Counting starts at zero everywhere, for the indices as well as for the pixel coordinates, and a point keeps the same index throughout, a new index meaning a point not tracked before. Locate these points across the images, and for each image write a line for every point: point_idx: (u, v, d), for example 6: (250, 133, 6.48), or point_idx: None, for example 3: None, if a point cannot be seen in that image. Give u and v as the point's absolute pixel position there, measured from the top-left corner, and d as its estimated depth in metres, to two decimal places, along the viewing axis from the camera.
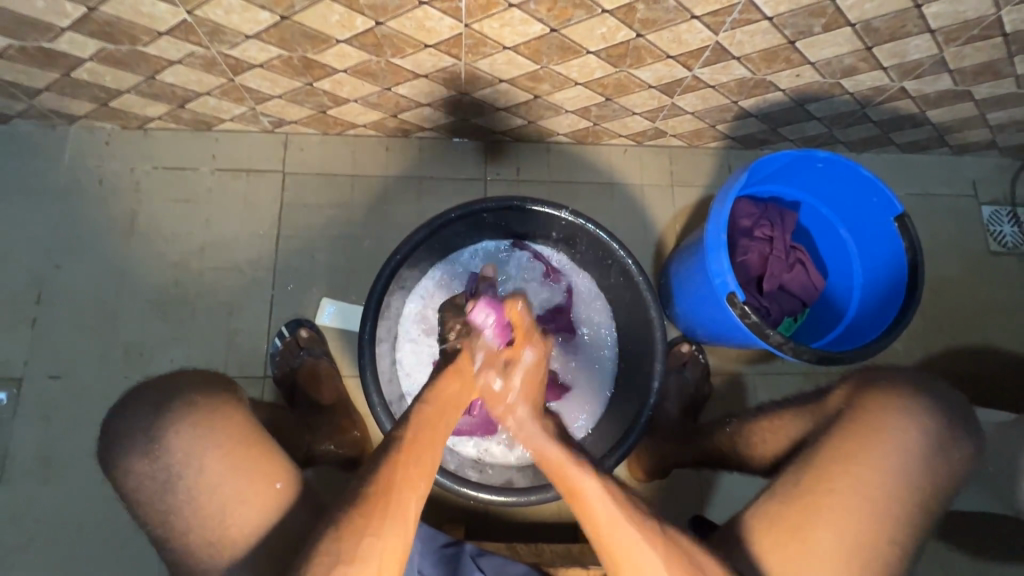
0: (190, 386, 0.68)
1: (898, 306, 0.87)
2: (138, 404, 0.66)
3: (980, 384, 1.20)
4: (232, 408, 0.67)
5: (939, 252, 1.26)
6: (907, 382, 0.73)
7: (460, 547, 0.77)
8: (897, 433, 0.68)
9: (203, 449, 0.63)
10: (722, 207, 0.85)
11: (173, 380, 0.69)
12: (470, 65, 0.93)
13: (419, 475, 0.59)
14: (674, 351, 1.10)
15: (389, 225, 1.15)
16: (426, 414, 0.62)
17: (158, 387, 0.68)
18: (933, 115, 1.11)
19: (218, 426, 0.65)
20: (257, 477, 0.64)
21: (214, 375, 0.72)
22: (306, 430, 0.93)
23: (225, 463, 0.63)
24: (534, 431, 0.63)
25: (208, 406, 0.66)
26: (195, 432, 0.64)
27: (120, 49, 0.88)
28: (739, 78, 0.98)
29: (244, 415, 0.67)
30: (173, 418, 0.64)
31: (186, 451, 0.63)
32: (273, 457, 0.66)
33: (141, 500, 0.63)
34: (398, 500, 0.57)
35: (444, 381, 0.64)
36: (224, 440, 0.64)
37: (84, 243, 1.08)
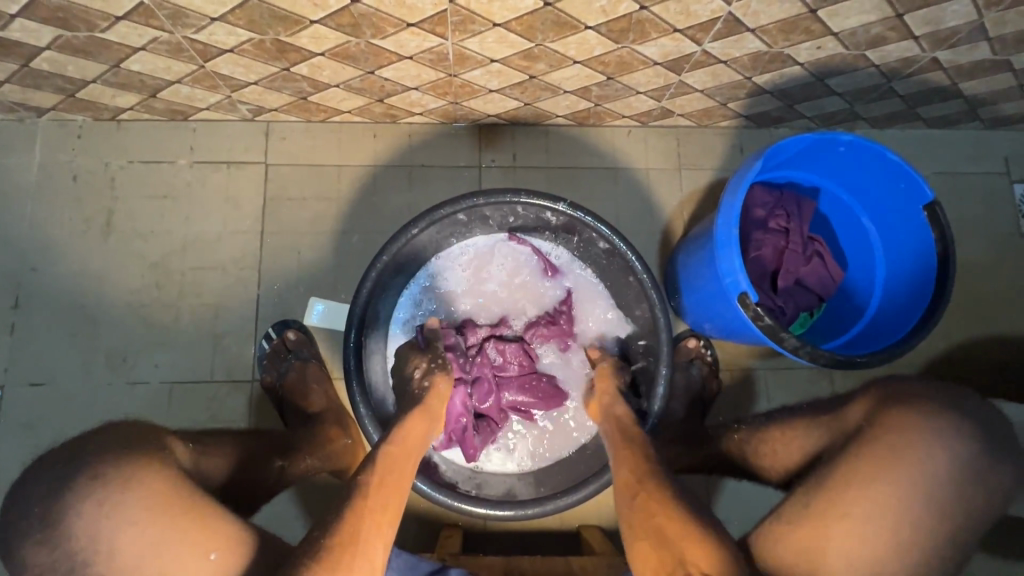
0: (95, 454, 0.59)
1: (922, 306, 0.80)
2: (34, 480, 0.56)
3: (1007, 376, 1.13)
4: (147, 473, 0.59)
5: (966, 236, 1.18)
6: (940, 399, 0.65)
7: (445, 575, 0.73)
8: (922, 454, 0.61)
9: (117, 532, 0.55)
10: (733, 199, 0.78)
11: (77, 446, 0.59)
12: (458, 44, 0.85)
13: (373, 525, 0.57)
14: (681, 347, 1.05)
15: (378, 218, 1.08)
16: (389, 457, 0.65)
17: (62, 457, 0.58)
18: (966, 87, 1.01)
19: (134, 500, 0.56)
20: (185, 555, 0.56)
21: (125, 434, 0.63)
22: (280, 453, 0.85)
23: (144, 544, 0.55)
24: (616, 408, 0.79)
25: (122, 474, 0.57)
26: (100, 511, 0.55)
27: (77, 36, 0.81)
28: (753, 52, 0.89)
29: (161, 479, 0.59)
30: (74, 499, 0.55)
31: (91, 537, 0.54)
32: (204, 526, 0.58)
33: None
34: (366, 542, 0.56)
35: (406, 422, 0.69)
36: (140, 519, 0.56)
37: (61, 244, 1.04)
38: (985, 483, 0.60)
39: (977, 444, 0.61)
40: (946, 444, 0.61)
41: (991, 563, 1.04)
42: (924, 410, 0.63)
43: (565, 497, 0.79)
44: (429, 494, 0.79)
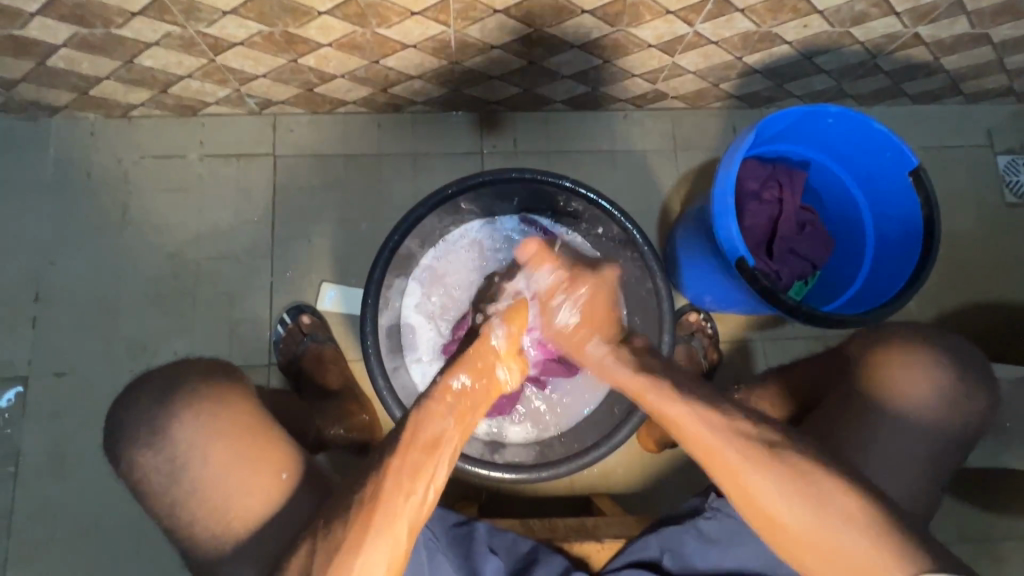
0: (193, 373, 0.67)
1: (911, 268, 0.84)
2: (142, 392, 0.66)
3: (997, 338, 1.17)
4: (232, 396, 0.66)
5: (952, 205, 1.22)
6: (939, 339, 0.72)
7: (473, 528, 0.76)
8: (907, 380, 0.69)
9: (208, 438, 0.63)
10: (728, 169, 0.82)
11: (180, 366, 0.69)
12: (460, 31, 0.89)
13: (419, 477, 0.53)
14: (682, 321, 1.09)
15: (386, 205, 1.12)
16: (433, 414, 0.56)
17: (166, 375, 0.67)
18: (947, 62, 1.05)
19: (225, 412, 0.65)
20: (260, 466, 0.63)
21: (213, 365, 0.70)
22: (313, 416, 0.91)
23: (228, 454, 0.63)
24: (615, 370, 0.67)
25: (211, 396, 0.65)
26: (197, 421, 0.63)
27: (94, 32, 0.84)
28: (743, 32, 0.93)
29: (247, 401, 0.67)
30: (177, 408, 0.64)
31: (189, 443, 0.63)
32: (277, 445, 0.65)
33: (148, 490, 0.63)
34: (386, 508, 0.52)
35: (460, 376, 0.60)
36: (228, 428, 0.64)
37: (78, 238, 1.07)
38: (959, 404, 0.68)
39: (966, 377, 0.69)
40: (932, 377, 0.69)
41: (987, 519, 1.08)
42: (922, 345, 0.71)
43: (579, 458, 0.84)
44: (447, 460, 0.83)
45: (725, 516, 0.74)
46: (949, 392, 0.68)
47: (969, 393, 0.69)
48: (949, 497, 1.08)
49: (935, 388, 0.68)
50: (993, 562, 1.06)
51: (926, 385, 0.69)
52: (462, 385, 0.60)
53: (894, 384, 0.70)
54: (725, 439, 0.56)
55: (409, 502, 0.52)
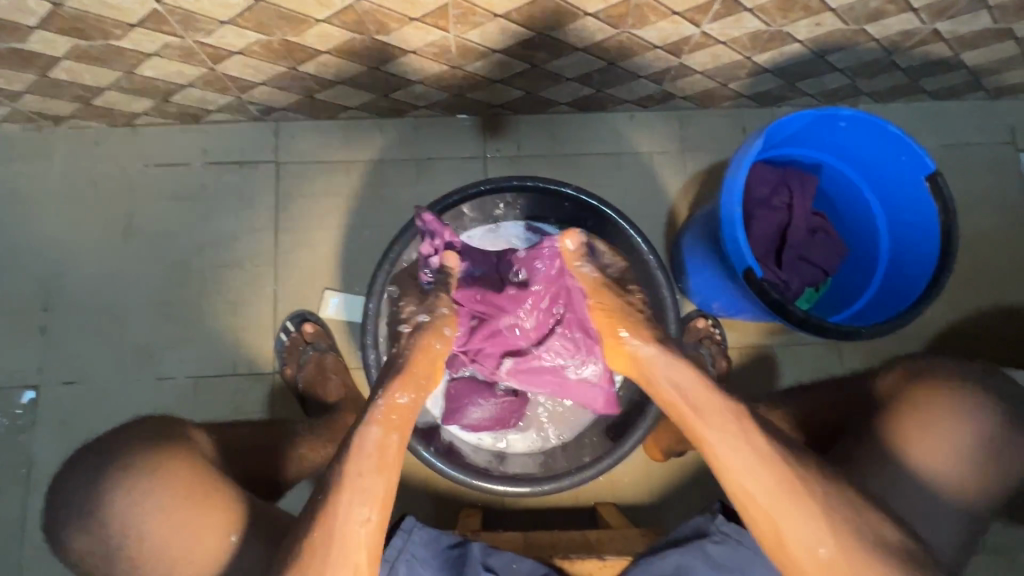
0: (126, 444, 0.69)
1: (927, 277, 0.81)
2: (77, 467, 0.68)
3: (1018, 344, 1.13)
4: (167, 463, 0.67)
5: (973, 205, 1.18)
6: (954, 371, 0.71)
7: (466, 548, 0.75)
8: (943, 427, 0.67)
9: (148, 511, 0.65)
10: (735, 177, 0.79)
11: (111, 439, 0.70)
12: (460, 36, 0.87)
13: (373, 504, 0.59)
14: (689, 328, 1.07)
15: (389, 211, 1.11)
16: (371, 440, 0.62)
17: (98, 450, 0.69)
18: (968, 58, 1.01)
19: (162, 483, 0.66)
20: (205, 530, 0.66)
21: (153, 429, 0.72)
22: (291, 440, 0.87)
23: (169, 525, 0.65)
24: (658, 380, 0.68)
25: (145, 469, 0.67)
26: (131, 499, 0.65)
27: (93, 44, 0.84)
28: (752, 32, 0.90)
29: (181, 468, 0.68)
30: (110, 487, 0.66)
31: (126, 521, 0.65)
32: (219, 505, 0.68)
33: (92, 562, 0.66)
34: (340, 549, 0.57)
35: (402, 393, 0.67)
36: (167, 499, 0.66)
37: (86, 248, 1.07)
38: (1005, 454, 0.67)
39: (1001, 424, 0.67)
40: (969, 421, 0.67)
41: (1006, 530, 1.05)
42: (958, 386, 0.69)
43: (580, 471, 0.82)
44: (450, 474, 0.82)
45: (735, 542, 0.74)
46: (988, 440, 0.67)
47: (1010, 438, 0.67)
48: None
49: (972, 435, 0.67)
50: None
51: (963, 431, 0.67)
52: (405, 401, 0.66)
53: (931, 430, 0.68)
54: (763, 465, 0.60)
55: (362, 530, 0.58)
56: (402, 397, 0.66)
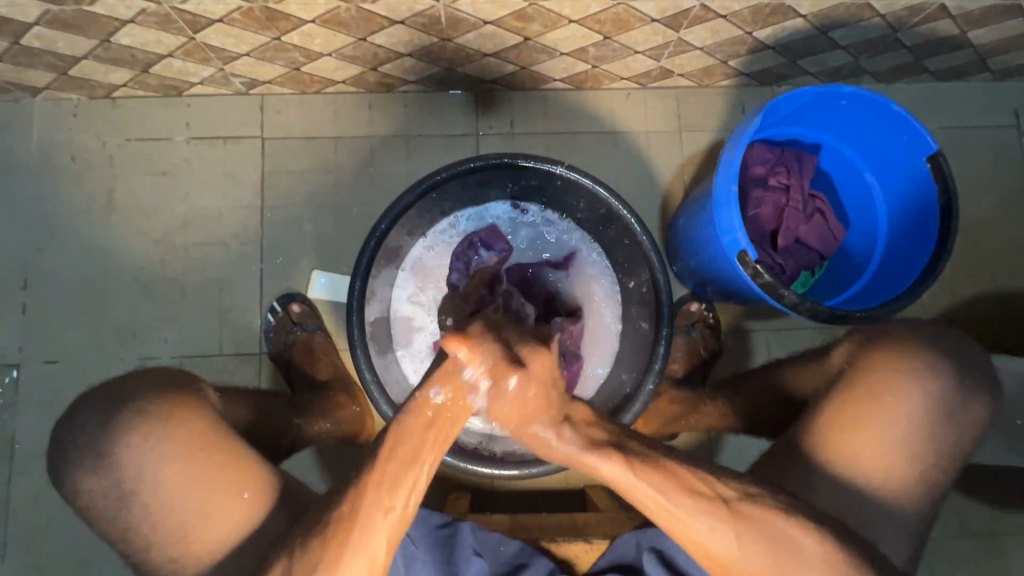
0: (143, 392, 0.64)
1: (925, 261, 0.79)
2: (87, 410, 0.63)
3: (1014, 329, 1.13)
4: (183, 412, 0.63)
5: (973, 190, 1.16)
6: (910, 332, 0.67)
7: (456, 530, 0.74)
8: (904, 395, 0.62)
9: (161, 461, 0.60)
10: (732, 156, 0.77)
11: (128, 386, 0.65)
12: (450, 6, 0.83)
13: (398, 494, 0.51)
14: (683, 311, 1.06)
15: (377, 190, 1.08)
16: (411, 431, 0.50)
17: (108, 394, 0.65)
18: (975, 36, 0.98)
19: (179, 431, 0.62)
20: (220, 487, 0.61)
21: (167, 377, 0.68)
22: (295, 413, 0.86)
23: (181, 477, 0.60)
24: (561, 450, 0.51)
25: (160, 416, 0.62)
26: (145, 443, 0.61)
27: (65, 10, 0.81)
28: (754, 5, 0.86)
29: (199, 418, 0.64)
30: (121, 431, 0.61)
31: (137, 466, 0.60)
32: (236, 462, 0.62)
33: (99, 514, 0.61)
34: (363, 527, 0.51)
35: (437, 390, 0.49)
36: (182, 450, 0.61)
37: (66, 223, 1.05)
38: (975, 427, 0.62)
39: (957, 392, 0.63)
40: (924, 388, 0.62)
41: (992, 515, 1.05)
42: (904, 358, 0.64)
43: None
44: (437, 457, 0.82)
45: None
46: (946, 406, 0.62)
47: (964, 405, 0.63)
48: (956, 494, 1.06)
49: (931, 404, 0.62)
50: (997, 560, 1.04)
51: (920, 400, 0.62)
52: (442, 400, 0.49)
53: (891, 402, 0.62)
54: (695, 513, 0.52)
55: (386, 519, 0.51)
56: (480, 373, 0.48)
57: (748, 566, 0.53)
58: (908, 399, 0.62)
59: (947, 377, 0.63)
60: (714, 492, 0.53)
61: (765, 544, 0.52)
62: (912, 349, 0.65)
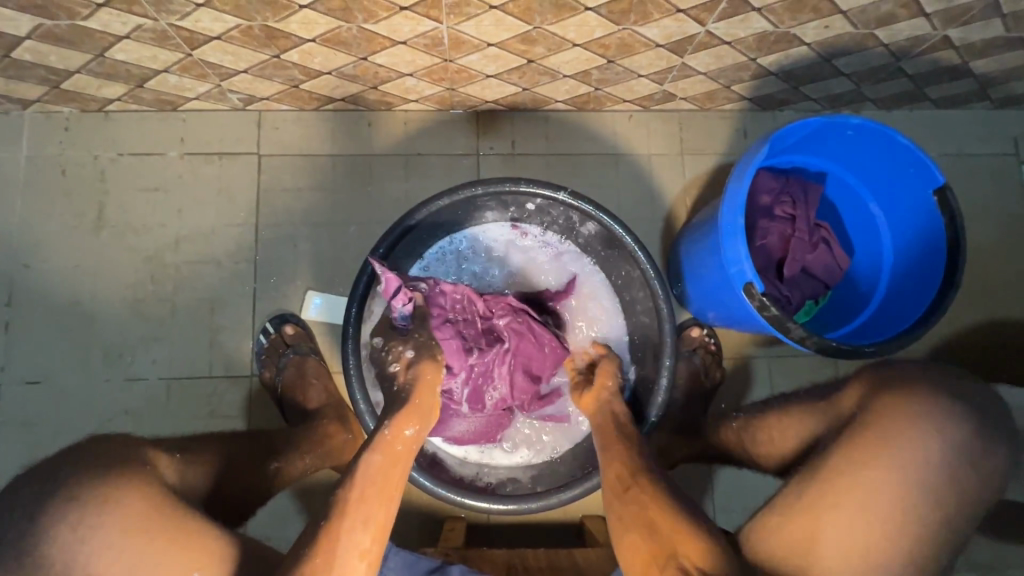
0: (69, 477, 0.57)
1: (933, 294, 0.78)
2: (14, 500, 0.56)
3: (1016, 358, 1.12)
4: (122, 491, 0.58)
5: (974, 218, 1.16)
6: (921, 379, 0.65)
7: (445, 572, 0.72)
8: (912, 450, 0.60)
9: (93, 552, 0.54)
10: (739, 186, 0.76)
11: (52, 468, 0.58)
12: (453, 28, 0.82)
13: (370, 528, 0.56)
14: (684, 336, 1.05)
15: (375, 209, 1.06)
16: (375, 467, 0.58)
17: (40, 472, 0.58)
18: (977, 66, 0.98)
19: (113, 516, 0.56)
20: (168, 573, 0.56)
21: (109, 450, 0.62)
22: (272, 455, 0.81)
23: (120, 568, 0.55)
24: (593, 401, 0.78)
25: (93, 501, 0.56)
26: (76, 534, 0.54)
27: (58, 24, 0.79)
28: (759, 33, 0.86)
29: (140, 498, 0.58)
30: (47, 521, 0.54)
31: (65, 563, 0.53)
32: (185, 542, 0.58)
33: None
34: (341, 569, 0.53)
35: (408, 426, 0.62)
36: (117, 537, 0.55)
37: (53, 239, 1.02)
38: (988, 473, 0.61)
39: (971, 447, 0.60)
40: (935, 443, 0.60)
41: (994, 549, 1.04)
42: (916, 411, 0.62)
43: (571, 489, 0.78)
44: (433, 489, 0.78)
45: None
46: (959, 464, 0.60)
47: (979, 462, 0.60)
48: None
49: (944, 460, 0.60)
50: None
51: (930, 459, 0.60)
52: (411, 432, 0.62)
53: (898, 458, 0.60)
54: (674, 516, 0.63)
55: (362, 559, 0.55)
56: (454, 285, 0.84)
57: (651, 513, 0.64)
58: (917, 456, 0.60)
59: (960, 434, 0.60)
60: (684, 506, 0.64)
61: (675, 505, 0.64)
62: (925, 403, 0.63)
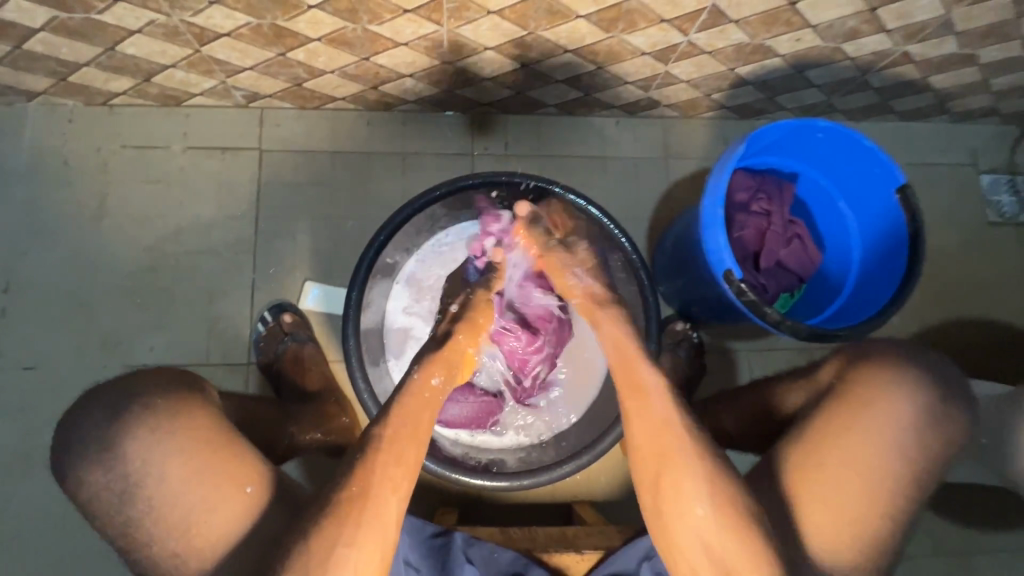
0: (147, 389, 0.63)
1: (896, 283, 0.85)
2: (94, 406, 0.62)
3: (976, 353, 1.19)
4: (191, 408, 0.63)
5: (937, 223, 1.24)
6: (895, 349, 0.71)
7: (449, 537, 0.75)
8: (893, 412, 0.66)
9: (166, 454, 0.60)
10: (718, 181, 0.81)
11: (131, 381, 0.64)
12: (453, 31, 0.88)
13: (401, 468, 0.59)
14: (668, 329, 1.09)
15: (373, 204, 1.10)
16: (408, 409, 0.62)
17: (120, 386, 0.64)
18: (935, 81, 1.07)
19: (184, 425, 0.61)
20: (223, 484, 0.60)
21: (175, 374, 0.67)
22: (286, 424, 0.88)
23: (184, 472, 0.60)
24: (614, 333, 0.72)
25: (170, 409, 0.62)
26: (153, 435, 0.60)
27: (73, 17, 0.82)
28: (737, 44, 0.93)
29: (208, 413, 0.63)
30: (130, 423, 0.61)
31: (143, 459, 0.60)
32: (241, 458, 0.62)
33: (100, 510, 0.60)
34: (376, 501, 0.57)
35: (435, 375, 0.66)
36: (186, 444, 0.60)
37: (54, 227, 1.03)
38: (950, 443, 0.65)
39: (938, 406, 0.67)
40: (912, 403, 0.67)
41: (961, 534, 1.09)
42: (895, 375, 0.68)
43: (566, 465, 0.82)
44: (427, 467, 0.81)
45: None
46: (932, 420, 0.66)
47: (947, 419, 0.67)
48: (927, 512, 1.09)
49: (917, 419, 0.66)
50: None
51: (907, 414, 0.66)
52: (437, 381, 0.65)
53: (881, 418, 0.66)
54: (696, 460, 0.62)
55: (397, 495, 0.58)
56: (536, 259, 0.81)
57: (689, 478, 0.61)
58: (896, 415, 0.66)
59: (930, 393, 0.67)
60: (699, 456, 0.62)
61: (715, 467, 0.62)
62: (904, 366, 0.69)
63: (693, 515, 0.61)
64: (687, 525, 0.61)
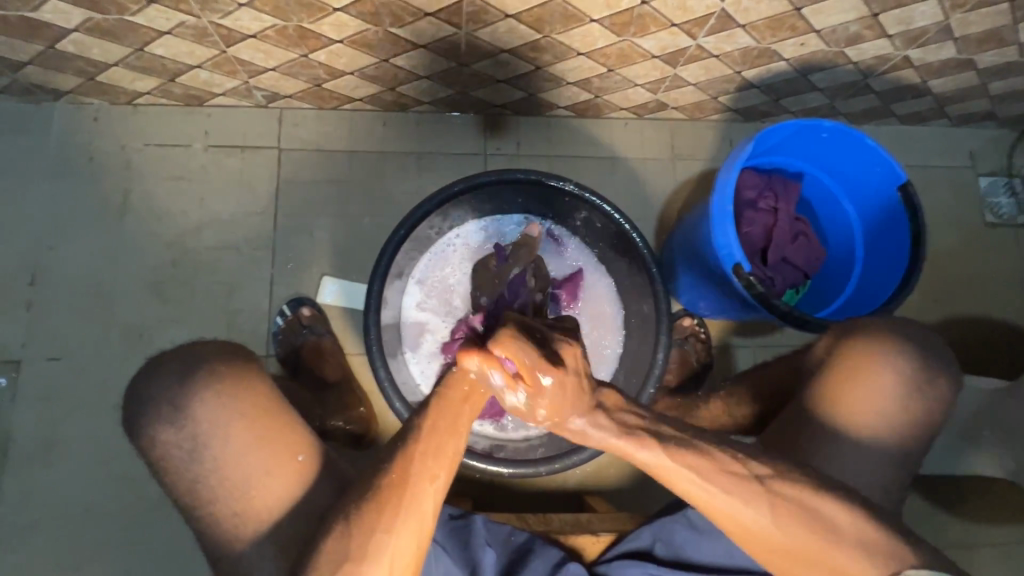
0: (213, 355, 0.65)
1: (898, 278, 0.88)
2: (161, 371, 0.64)
3: (975, 350, 1.22)
4: (249, 378, 0.65)
5: (937, 223, 1.27)
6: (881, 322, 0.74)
7: (469, 520, 0.77)
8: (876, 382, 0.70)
9: (228, 418, 0.62)
10: (728, 177, 0.84)
11: (194, 350, 0.66)
12: (470, 34, 0.91)
13: (441, 462, 0.57)
14: (676, 326, 1.12)
15: (389, 202, 1.13)
16: (448, 404, 0.57)
17: (182, 353, 0.66)
18: (935, 85, 1.10)
19: (243, 393, 0.63)
20: (280, 449, 0.62)
21: (230, 346, 0.68)
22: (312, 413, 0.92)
23: (246, 437, 0.62)
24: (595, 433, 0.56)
25: (230, 376, 0.64)
26: (217, 400, 0.62)
27: (107, 19, 0.85)
28: (743, 48, 0.96)
29: (266, 383, 0.65)
30: (196, 388, 0.62)
31: (210, 421, 0.62)
32: (295, 427, 0.64)
33: (172, 467, 0.63)
34: (414, 490, 0.55)
35: (470, 363, 0.54)
36: (248, 409, 0.63)
37: (79, 222, 1.06)
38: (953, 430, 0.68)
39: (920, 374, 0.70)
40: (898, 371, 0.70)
41: (963, 526, 1.11)
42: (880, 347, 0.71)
43: (580, 453, 0.84)
44: None
45: None
46: (914, 386, 0.69)
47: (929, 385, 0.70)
48: (929, 505, 1.11)
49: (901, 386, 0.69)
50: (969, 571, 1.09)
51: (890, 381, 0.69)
52: (476, 371, 0.54)
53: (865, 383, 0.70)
54: (749, 502, 0.57)
55: (433, 485, 0.56)
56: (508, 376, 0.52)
57: (771, 532, 0.57)
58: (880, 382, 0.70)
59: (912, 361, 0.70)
60: (749, 471, 0.58)
61: (791, 518, 0.57)
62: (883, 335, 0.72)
63: (809, 563, 0.58)
64: (810, 569, 0.58)
